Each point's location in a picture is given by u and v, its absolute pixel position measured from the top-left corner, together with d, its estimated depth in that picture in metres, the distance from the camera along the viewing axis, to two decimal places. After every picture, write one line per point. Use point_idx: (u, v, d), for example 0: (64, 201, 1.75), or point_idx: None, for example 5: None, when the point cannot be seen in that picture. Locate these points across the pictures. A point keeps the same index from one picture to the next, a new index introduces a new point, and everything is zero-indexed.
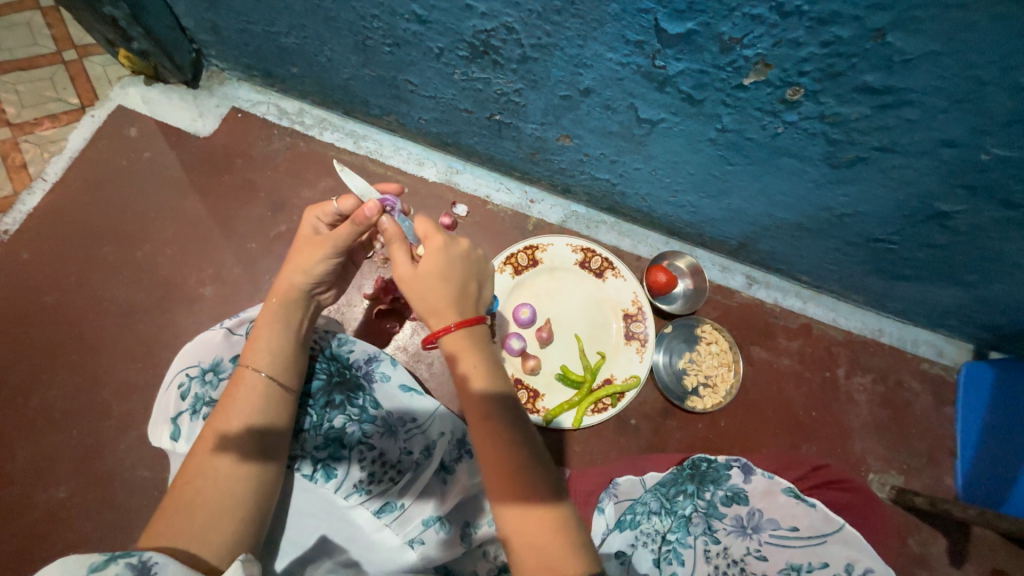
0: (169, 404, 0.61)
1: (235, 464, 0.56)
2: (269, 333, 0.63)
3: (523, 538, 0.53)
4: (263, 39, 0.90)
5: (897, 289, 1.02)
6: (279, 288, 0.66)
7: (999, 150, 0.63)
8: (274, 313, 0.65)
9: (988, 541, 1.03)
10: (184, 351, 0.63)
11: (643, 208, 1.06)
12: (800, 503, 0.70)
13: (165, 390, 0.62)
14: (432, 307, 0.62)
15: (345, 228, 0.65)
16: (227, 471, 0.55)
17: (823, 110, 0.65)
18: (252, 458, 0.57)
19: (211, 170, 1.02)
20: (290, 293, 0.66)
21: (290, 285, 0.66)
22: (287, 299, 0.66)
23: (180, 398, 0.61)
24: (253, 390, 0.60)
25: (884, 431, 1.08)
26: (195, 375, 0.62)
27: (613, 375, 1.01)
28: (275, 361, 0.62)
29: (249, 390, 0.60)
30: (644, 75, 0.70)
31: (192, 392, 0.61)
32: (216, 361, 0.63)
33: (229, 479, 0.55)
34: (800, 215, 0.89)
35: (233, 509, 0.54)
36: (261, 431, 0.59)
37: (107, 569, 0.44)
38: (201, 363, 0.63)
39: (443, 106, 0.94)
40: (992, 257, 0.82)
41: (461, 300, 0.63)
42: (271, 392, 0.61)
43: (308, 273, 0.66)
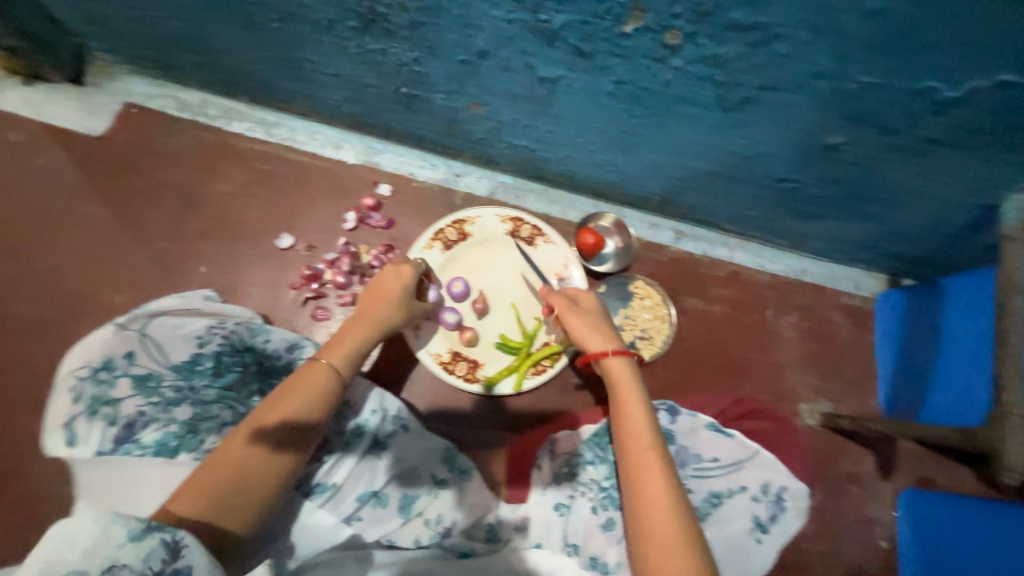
0: (62, 409, 0.59)
1: (261, 452, 0.60)
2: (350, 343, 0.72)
3: (655, 540, 0.58)
4: (144, 26, 0.85)
5: (812, 228, 1.07)
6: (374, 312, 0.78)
7: (865, 78, 0.66)
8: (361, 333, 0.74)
9: (913, 452, 1.11)
10: (71, 353, 0.61)
11: (566, 172, 1.06)
12: (720, 436, 0.75)
13: (57, 396, 0.59)
14: (589, 337, 0.81)
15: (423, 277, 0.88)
16: (252, 456, 0.59)
17: (703, 52, 0.67)
18: (283, 449, 0.61)
19: (111, 171, 0.97)
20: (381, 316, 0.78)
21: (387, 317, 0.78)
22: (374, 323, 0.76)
23: (73, 402, 0.59)
24: (313, 385, 0.65)
25: (812, 363, 1.14)
26: (86, 376, 0.60)
27: (552, 338, 1.02)
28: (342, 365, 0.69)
29: (305, 386, 0.65)
30: (532, 31, 0.70)
31: (85, 393, 0.59)
32: (108, 358, 0.61)
33: (253, 465, 0.59)
34: (709, 163, 0.92)
35: (254, 495, 0.58)
36: (295, 425, 0.63)
37: (146, 541, 0.49)
38: (90, 364, 0.60)
39: (348, 84, 0.92)
40: (884, 186, 0.87)
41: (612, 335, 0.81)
42: (325, 394, 0.66)
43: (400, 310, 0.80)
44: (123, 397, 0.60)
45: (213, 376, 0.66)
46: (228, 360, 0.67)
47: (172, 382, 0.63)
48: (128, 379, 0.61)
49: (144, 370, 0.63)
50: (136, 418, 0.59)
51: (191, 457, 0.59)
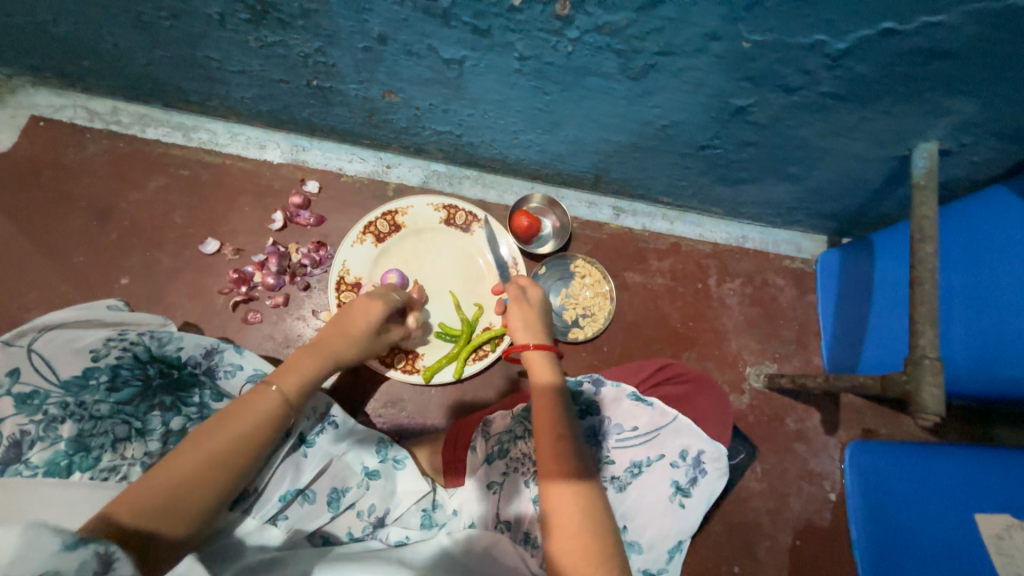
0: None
1: (205, 469, 0.54)
2: (309, 368, 0.68)
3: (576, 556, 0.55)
4: (33, 32, 0.82)
5: (743, 194, 1.08)
6: (331, 344, 0.73)
7: (755, 37, 0.66)
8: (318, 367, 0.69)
9: (856, 406, 1.14)
10: None
11: (496, 155, 1.06)
12: (640, 404, 0.74)
13: None
14: (520, 330, 0.79)
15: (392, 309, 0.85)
16: (193, 475, 0.53)
17: (596, 21, 0.67)
18: (229, 467, 0.56)
19: (17, 187, 0.94)
20: (343, 351, 0.73)
21: (350, 351, 0.75)
22: (335, 355, 0.72)
23: None
24: (263, 404, 0.61)
25: (756, 327, 1.16)
26: None
27: (492, 322, 1.03)
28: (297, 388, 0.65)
29: (256, 404, 0.60)
30: (424, 12, 0.69)
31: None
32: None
33: (193, 483, 0.53)
34: (630, 135, 0.92)
35: (188, 518, 0.52)
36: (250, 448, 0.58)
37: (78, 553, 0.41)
38: None
39: (258, 80, 0.89)
40: (799, 145, 0.88)
41: (546, 332, 0.80)
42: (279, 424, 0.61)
43: (362, 343, 0.77)
44: (5, 415, 0.58)
45: (105, 390, 0.63)
46: (127, 374, 0.65)
47: (59, 400, 0.61)
48: (10, 398, 0.59)
49: (28, 389, 0.60)
50: (21, 438, 0.58)
51: (86, 477, 0.59)
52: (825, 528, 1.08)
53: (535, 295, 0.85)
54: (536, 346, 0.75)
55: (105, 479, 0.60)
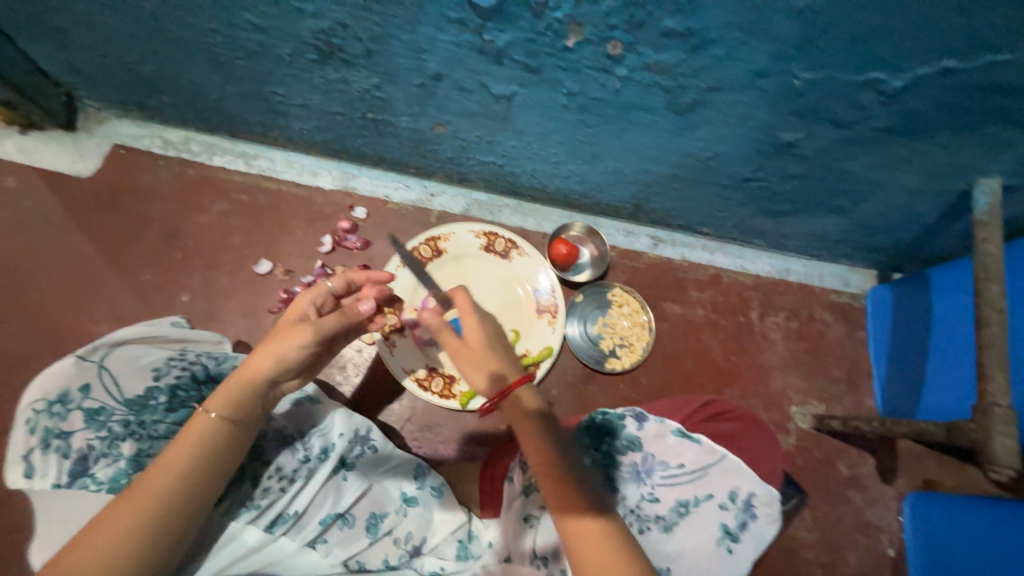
0: (15, 441, 0.59)
1: (132, 523, 0.55)
2: (228, 391, 0.62)
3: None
4: (124, 72, 0.91)
5: (788, 227, 1.06)
6: (248, 364, 0.64)
7: (807, 74, 0.66)
8: (239, 389, 0.62)
9: (915, 453, 1.06)
10: (28, 385, 0.61)
11: (536, 185, 1.08)
12: (687, 441, 0.71)
13: (11, 428, 0.60)
14: (471, 372, 0.67)
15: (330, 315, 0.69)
16: (122, 530, 0.55)
17: (645, 60, 0.69)
18: (158, 515, 0.56)
19: (96, 208, 1.02)
20: (250, 372, 0.63)
21: (258, 367, 0.63)
22: (247, 378, 0.63)
23: (28, 434, 0.60)
24: (192, 439, 0.59)
25: (802, 364, 1.11)
26: (42, 408, 0.60)
27: (529, 349, 1.02)
28: (224, 413, 0.61)
29: (184, 441, 0.59)
30: (479, 52, 0.73)
31: (41, 426, 0.60)
32: (63, 391, 0.61)
33: (119, 538, 0.54)
34: (672, 167, 0.92)
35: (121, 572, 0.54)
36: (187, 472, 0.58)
37: None
38: (46, 396, 0.61)
39: (317, 113, 0.95)
40: (849, 180, 0.86)
41: (504, 360, 0.68)
42: (218, 439, 0.60)
43: (276, 355, 0.64)
44: (76, 430, 0.61)
45: (163, 411, 0.67)
46: (184, 395, 0.68)
47: (123, 417, 0.64)
48: (81, 413, 0.62)
49: (97, 405, 0.63)
50: (88, 453, 0.62)
51: None
52: None
53: (467, 312, 0.70)
54: (516, 386, 0.65)
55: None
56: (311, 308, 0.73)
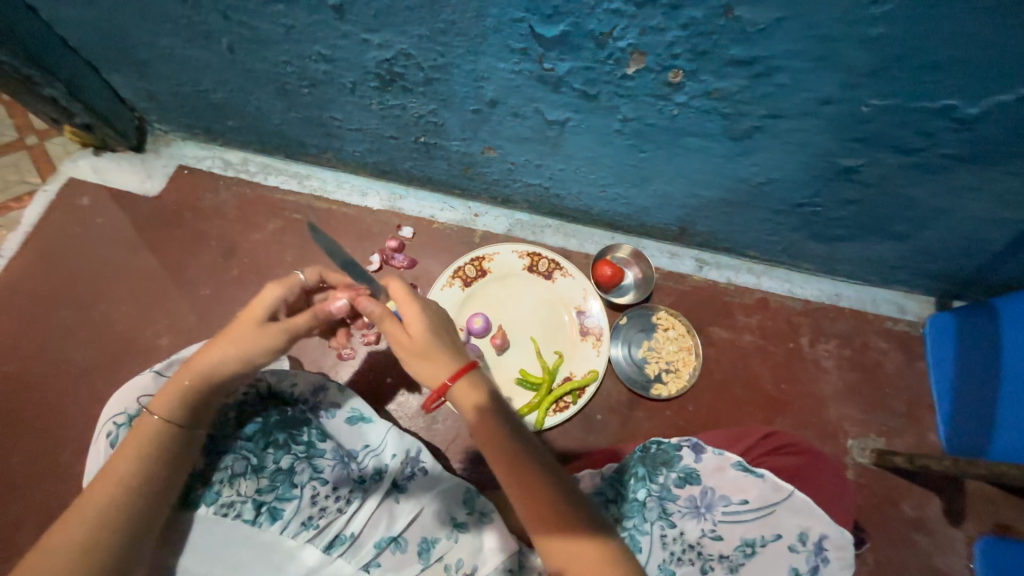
0: (99, 453, 0.63)
1: (81, 535, 0.54)
2: (175, 392, 0.61)
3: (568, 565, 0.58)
4: (195, 98, 0.96)
5: (841, 252, 1.02)
6: (202, 362, 0.62)
7: (875, 102, 0.65)
8: (190, 387, 0.61)
9: (983, 494, 1.00)
10: (111, 400, 0.65)
11: (581, 207, 1.08)
12: (749, 475, 0.70)
13: (95, 441, 0.63)
14: (422, 371, 0.66)
15: (302, 317, 0.67)
16: (73, 544, 0.54)
17: (706, 87, 0.69)
18: (107, 521, 0.55)
19: (161, 226, 1.07)
20: (216, 371, 0.62)
21: (217, 366, 0.61)
22: (208, 376, 0.62)
23: (109, 447, 0.63)
24: (134, 442, 0.59)
25: (857, 394, 1.07)
26: (123, 422, 0.64)
27: (573, 372, 1.01)
28: (168, 413, 0.60)
29: (126, 447, 0.58)
30: (538, 80, 0.75)
31: (122, 438, 0.63)
32: (144, 404, 0.65)
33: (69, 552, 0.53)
34: (723, 192, 0.91)
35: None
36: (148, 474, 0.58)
37: None
38: (127, 410, 0.64)
39: (371, 137, 0.98)
40: (914, 206, 0.83)
41: (450, 353, 0.66)
42: (169, 438, 0.60)
43: (238, 353, 0.62)
44: None
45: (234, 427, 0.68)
46: (252, 411, 0.70)
47: None
48: None
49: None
50: None
51: (211, 510, 0.65)
52: None
53: (409, 305, 0.67)
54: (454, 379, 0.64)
55: (224, 513, 0.65)
56: (276, 304, 0.66)
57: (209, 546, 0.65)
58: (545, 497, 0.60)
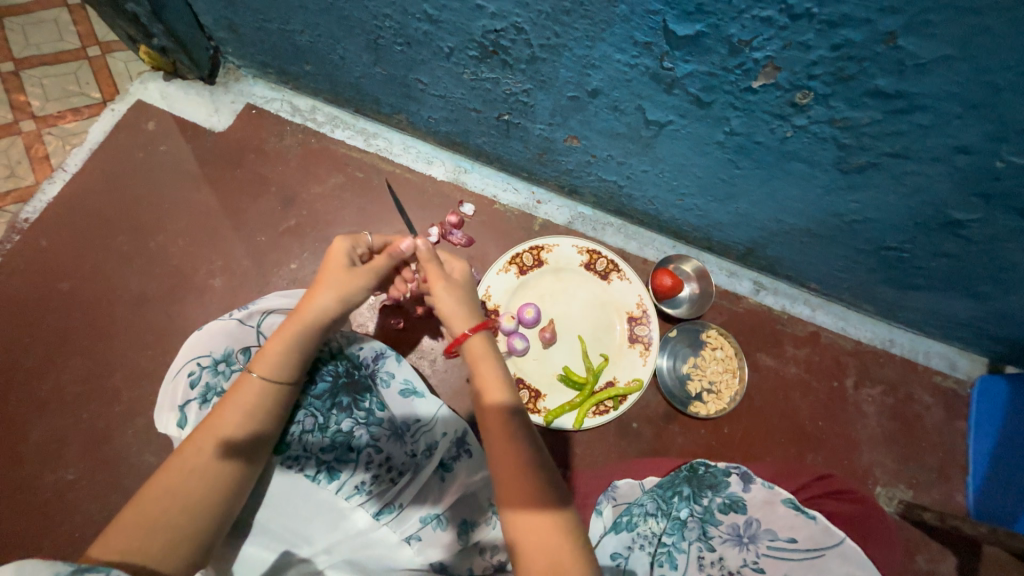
0: (178, 392, 0.65)
1: (196, 486, 0.56)
2: (279, 346, 0.63)
3: (526, 540, 0.55)
4: (279, 37, 0.93)
5: (910, 299, 0.99)
6: (308, 309, 0.66)
7: (1013, 159, 0.61)
8: (299, 336, 0.65)
9: (1001, 560, 1.00)
10: (197, 341, 0.67)
11: (650, 211, 1.05)
12: (800, 515, 0.69)
13: (175, 378, 0.66)
14: (453, 312, 0.70)
15: (380, 260, 0.71)
16: (186, 493, 0.56)
17: (834, 114, 0.64)
18: (220, 469, 0.58)
19: (223, 164, 1.05)
20: (319, 311, 0.66)
21: (325, 310, 0.66)
22: (314, 317, 0.66)
23: (190, 387, 0.65)
24: (241, 401, 0.60)
25: (893, 443, 1.06)
26: (207, 365, 0.66)
27: (616, 377, 1.01)
28: (276, 372, 0.63)
29: (232, 404, 0.60)
30: (652, 77, 0.70)
31: (202, 381, 0.66)
32: (228, 352, 0.67)
33: (186, 501, 0.55)
34: (808, 221, 0.88)
35: (201, 522, 0.56)
36: (258, 409, 0.61)
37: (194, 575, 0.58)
38: (212, 354, 0.67)
39: (452, 105, 0.95)
40: (1008, 269, 0.80)
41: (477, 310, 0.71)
42: (273, 386, 0.62)
43: (342, 298, 0.67)
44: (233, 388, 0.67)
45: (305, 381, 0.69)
46: (324, 369, 0.71)
47: None
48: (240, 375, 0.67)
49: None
50: None
51: (276, 461, 0.66)
52: None
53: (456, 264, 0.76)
54: (473, 331, 0.68)
55: (289, 466, 0.67)
56: (350, 251, 0.71)
57: (272, 499, 0.66)
58: (528, 471, 0.59)
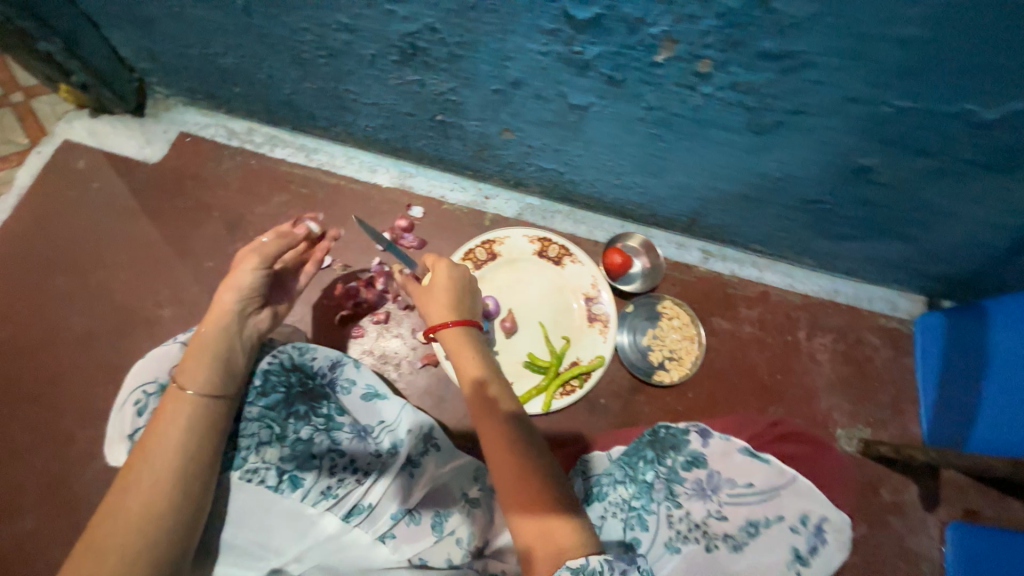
0: (126, 422, 0.65)
1: (153, 510, 0.57)
2: (189, 354, 0.66)
3: (532, 539, 0.59)
4: (204, 62, 0.93)
5: (844, 249, 1.05)
6: (210, 314, 0.70)
7: (899, 103, 0.66)
8: (202, 338, 0.68)
9: (959, 483, 1.06)
10: (140, 369, 0.67)
11: (593, 193, 1.08)
12: (755, 460, 0.74)
13: (121, 409, 0.65)
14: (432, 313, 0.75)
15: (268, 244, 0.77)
16: (140, 515, 0.56)
17: (734, 79, 0.69)
18: (163, 486, 0.58)
19: (163, 195, 1.04)
20: (221, 315, 0.70)
21: (222, 304, 0.70)
22: (220, 322, 0.69)
23: (137, 415, 0.65)
24: (180, 420, 0.61)
25: (848, 386, 1.11)
26: (152, 391, 0.66)
27: (579, 357, 1.03)
28: (201, 382, 0.63)
29: (171, 423, 0.61)
30: (565, 62, 0.73)
31: (149, 407, 0.65)
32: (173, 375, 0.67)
33: (144, 526, 0.56)
34: (737, 184, 0.92)
35: (153, 540, 0.56)
36: (194, 422, 0.61)
37: None
38: (157, 380, 0.66)
39: (385, 112, 0.96)
40: (921, 208, 0.86)
41: (459, 310, 0.75)
42: (202, 398, 0.63)
43: (236, 290, 0.72)
44: None
45: (257, 394, 0.68)
46: (275, 381, 0.70)
47: None
48: None
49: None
50: None
51: (237, 475, 0.66)
52: None
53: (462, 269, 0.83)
54: (455, 324, 0.73)
55: (249, 479, 0.66)
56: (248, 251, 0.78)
57: (236, 516, 0.66)
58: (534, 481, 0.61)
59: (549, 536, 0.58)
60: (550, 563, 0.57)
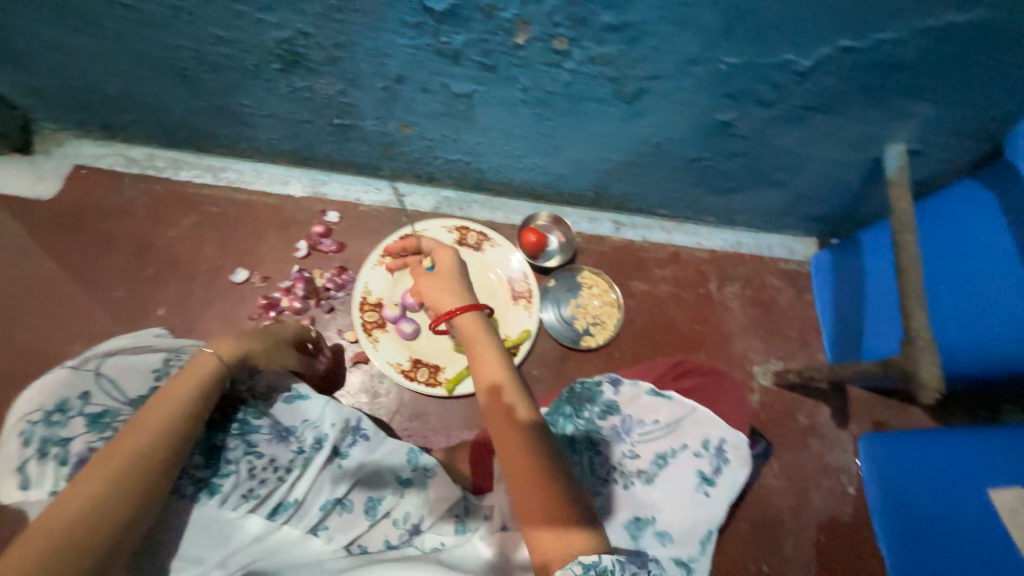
0: (11, 454, 0.62)
1: (107, 515, 0.55)
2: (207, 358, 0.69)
3: (548, 545, 0.58)
4: (86, 90, 0.92)
5: (735, 202, 1.15)
6: (236, 337, 0.75)
7: (731, 60, 0.75)
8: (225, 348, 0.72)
9: (863, 398, 1.17)
10: (23, 399, 0.64)
11: (502, 179, 1.13)
12: (659, 399, 0.81)
13: (5, 442, 0.62)
14: (440, 298, 0.81)
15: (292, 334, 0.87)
16: (95, 520, 0.54)
17: (590, 54, 0.76)
18: (130, 491, 0.57)
19: (62, 231, 1.02)
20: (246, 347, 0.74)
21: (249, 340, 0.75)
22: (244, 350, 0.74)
23: (23, 445, 0.62)
24: (167, 424, 0.62)
25: (759, 328, 1.21)
26: (38, 419, 0.63)
27: (508, 333, 1.08)
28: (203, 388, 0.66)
29: (155, 427, 0.61)
30: (438, 53, 0.78)
31: (36, 437, 0.63)
32: (62, 401, 0.65)
33: (96, 530, 0.54)
34: (625, 153, 1.00)
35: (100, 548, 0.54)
36: (186, 427, 0.63)
37: None
38: (43, 408, 0.64)
39: (284, 122, 0.98)
40: (782, 155, 0.96)
41: (466, 294, 0.82)
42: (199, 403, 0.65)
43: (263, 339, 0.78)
44: (76, 435, 0.64)
45: None
46: None
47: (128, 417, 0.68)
48: (84, 418, 0.65)
49: (99, 408, 0.66)
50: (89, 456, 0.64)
51: None
52: (848, 522, 1.09)
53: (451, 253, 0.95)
54: (462, 309, 0.77)
55: None
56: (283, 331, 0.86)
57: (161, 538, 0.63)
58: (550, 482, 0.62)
59: (561, 534, 0.58)
60: (561, 560, 0.56)
